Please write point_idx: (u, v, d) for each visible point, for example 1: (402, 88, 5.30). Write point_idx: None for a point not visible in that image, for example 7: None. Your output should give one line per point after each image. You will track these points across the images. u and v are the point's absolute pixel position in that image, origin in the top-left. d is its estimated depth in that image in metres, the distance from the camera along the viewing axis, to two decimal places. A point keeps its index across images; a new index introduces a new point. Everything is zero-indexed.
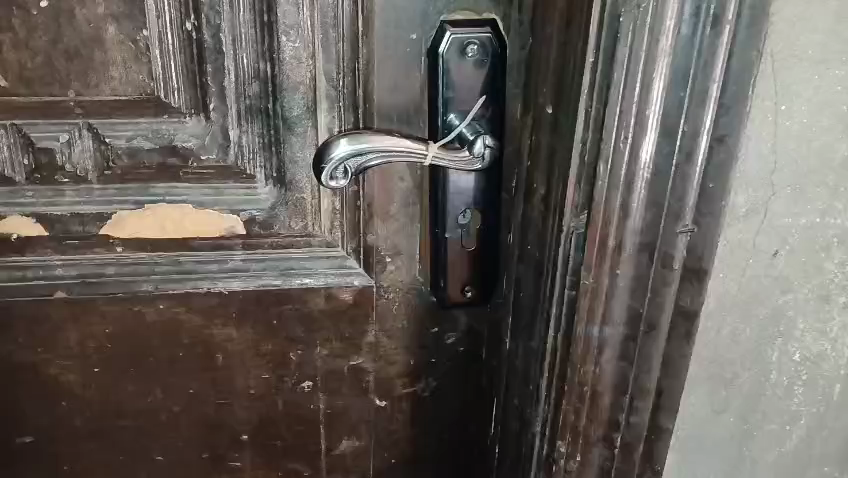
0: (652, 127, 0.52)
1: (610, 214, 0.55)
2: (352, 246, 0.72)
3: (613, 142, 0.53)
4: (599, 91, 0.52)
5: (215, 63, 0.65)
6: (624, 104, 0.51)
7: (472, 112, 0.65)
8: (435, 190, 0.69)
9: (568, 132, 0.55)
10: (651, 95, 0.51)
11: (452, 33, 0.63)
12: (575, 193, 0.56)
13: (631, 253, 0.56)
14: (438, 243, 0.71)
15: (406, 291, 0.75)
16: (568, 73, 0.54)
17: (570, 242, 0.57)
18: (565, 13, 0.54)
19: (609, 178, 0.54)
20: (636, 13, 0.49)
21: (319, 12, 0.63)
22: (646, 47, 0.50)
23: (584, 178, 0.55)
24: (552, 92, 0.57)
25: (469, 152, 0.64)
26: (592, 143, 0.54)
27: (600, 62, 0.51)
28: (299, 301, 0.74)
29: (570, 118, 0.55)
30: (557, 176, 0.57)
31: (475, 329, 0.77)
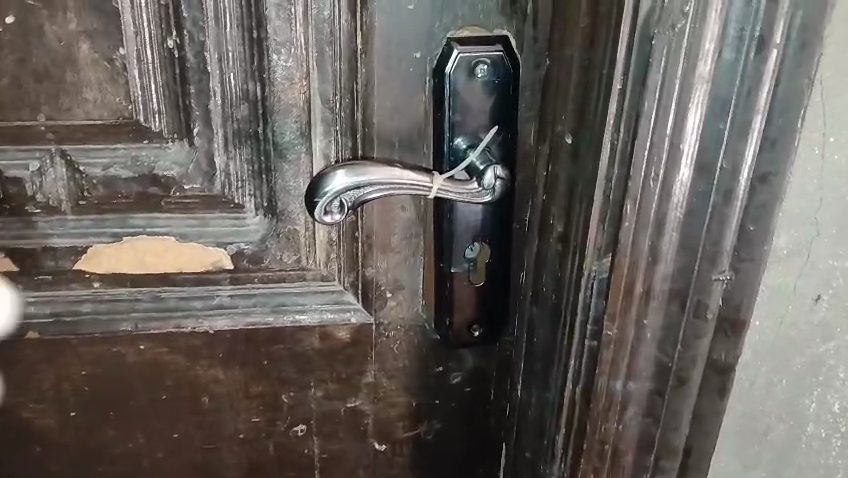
0: (688, 161, 0.46)
1: (638, 257, 0.49)
2: (349, 279, 0.66)
3: (642, 179, 0.47)
4: (628, 122, 0.46)
5: (199, 84, 0.59)
6: (655, 136, 0.46)
7: (485, 140, 0.59)
8: (439, 220, 0.63)
9: (588, 165, 0.49)
10: (686, 127, 0.45)
11: (459, 52, 0.57)
12: (597, 234, 0.50)
13: (660, 300, 0.50)
14: (443, 279, 0.65)
15: (408, 329, 0.69)
16: (589, 100, 0.48)
17: (591, 288, 0.51)
18: (585, 32, 0.48)
19: (637, 219, 0.48)
20: (670, 36, 0.43)
21: (315, 29, 0.57)
22: (682, 75, 0.44)
23: (610, 218, 0.49)
24: (572, 121, 0.51)
25: (478, 184, 0.58)
26: (619, 179, 0.47)
27: (629, 90, 0.45)
28: (292, 340, 0.68)
29: (592, 150, 0.49)
30: (577, 213, 0.51)
31: (483, 368, 0.71)
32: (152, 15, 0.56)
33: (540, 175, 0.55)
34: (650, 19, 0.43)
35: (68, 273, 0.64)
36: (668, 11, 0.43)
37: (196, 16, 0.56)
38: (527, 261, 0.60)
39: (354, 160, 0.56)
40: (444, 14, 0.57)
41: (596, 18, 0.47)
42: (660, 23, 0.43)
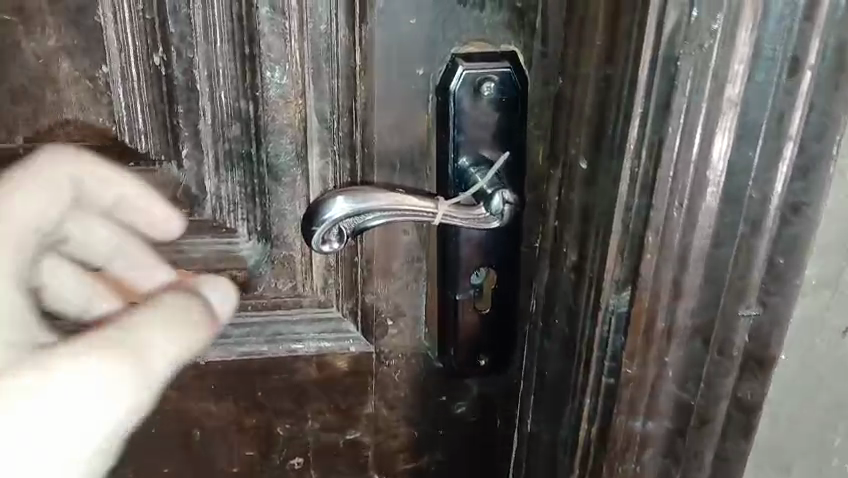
0: (716, 188, 0.42)
1: (660, 290, 0.45)
2: (348, 306, 0.63)
3: (664, 209, 0.43)
4: (650, 148, 0.42)
5: (188, 103, 0.55)
6: (678, 164, 0.42)
7: (499, 164, 0.55)
8: (444, 246, 0.60)
9: (605, 192, 0.46)
10: (713, 154, 0.42)
11: (464, 69, 0.53)
12: (615, 266, 0.46)
13: (683, 336, 0.47)
14: (447, 307, 0.61)
15: (410, 358, 0.65)
16: (606, 123, 0.45)
17: (608, 324, 0.48)
18: (600, 50, 0.44)
19: (659, 252, 0.44)
20: (697, 56, 0.39)
21: (311, 44, 0.54)
22: (709, 98, 0.40)
23: (629, 250, 0.45)
24: (587, 145, 0.47)
25: (485, 208, 0.54)
26: (639, 209, 0.44)
27: (654, 114, 0.42)
28: (288, 370, 0.65)
29: (608, 176, 0.45)
30: (592, 243, 0.48)
31: (489, 398, 0.67)
32: (136, 30, 0.53)
33: (551, 201, 0.52)
34: (675, 38, 0.39)
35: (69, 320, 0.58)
36: (695, 28, 0.39)
37: (184, 31, 0.53)
38: (537, 290, 0.56)
39: (355, 185, 0.54)
40: (448, 27, 0.53)
41: (613, 36, 0.43)
42: (687, 41, 0.39)
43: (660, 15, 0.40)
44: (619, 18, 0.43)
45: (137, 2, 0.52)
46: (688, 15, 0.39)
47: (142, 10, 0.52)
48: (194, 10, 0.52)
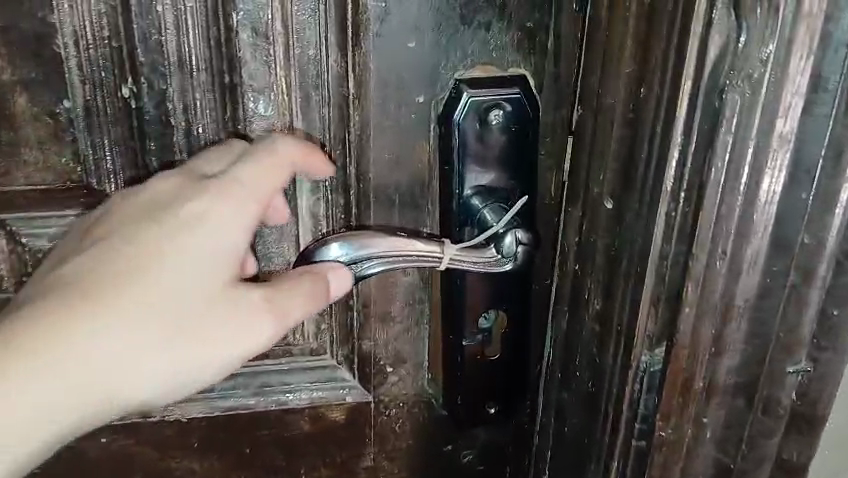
0: (761, 235, 0.37)
1: (699, 347, 0.40)
2: (343, 352, 0.58)
3: (706, 259, 0.38)
4: (690, 190, 0.37)
5: (161, 141, 0.50)
6: (722, 209, 0.37)
7: (518, 205, 0.50)
8: (448, 287, 0.54)
9: (635, 237, 0.41)
10: (761, 198, 0.36)
11: (469, 95, 0.48)
12: (648, 321, 0.41)
13: (724, 396, 0.42)
14: (453, 353, 0.56)
15: (411, 406, 0.60)
16: (635, 161, 0.40)
17: (640, 383, 0.43)
18: (630, 78, 0.39)
19: (698, 306, 0.39)
20: (745, 87, 0.34)
21: (298, 72, 0.48)
22: (757, 135, 0.35)
23: (665, 302, 0.40)
24: (614, 182, 0.42)
25: (496, 251, 0.49)
26: (677, 258, 0.39)
27: (695, 152, 0.36)
28: (278, 425, 0.60)
29: (638, 220, 0.40)
30: (619, 292, 0.43)
31: (497, 446, 0.62)
32: (102, 60, 0.47)
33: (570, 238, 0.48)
34: (719, 68, 0.34)
35: None
36: (743, 57, 0.34)
37: (154, 60, 0.47)
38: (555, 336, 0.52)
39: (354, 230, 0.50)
40: (450, 51, 0.47)
41: (645, 63, 0.38)
42: (733, 71, 0.34)
43: (701, 41, 0.34)
44: (652, 44, 0.38)
45: (102, 28, 0.46)
46: (734, 42, 0.34)
47: (108, 37, 0.47)
48: (167, 36, 0.47)
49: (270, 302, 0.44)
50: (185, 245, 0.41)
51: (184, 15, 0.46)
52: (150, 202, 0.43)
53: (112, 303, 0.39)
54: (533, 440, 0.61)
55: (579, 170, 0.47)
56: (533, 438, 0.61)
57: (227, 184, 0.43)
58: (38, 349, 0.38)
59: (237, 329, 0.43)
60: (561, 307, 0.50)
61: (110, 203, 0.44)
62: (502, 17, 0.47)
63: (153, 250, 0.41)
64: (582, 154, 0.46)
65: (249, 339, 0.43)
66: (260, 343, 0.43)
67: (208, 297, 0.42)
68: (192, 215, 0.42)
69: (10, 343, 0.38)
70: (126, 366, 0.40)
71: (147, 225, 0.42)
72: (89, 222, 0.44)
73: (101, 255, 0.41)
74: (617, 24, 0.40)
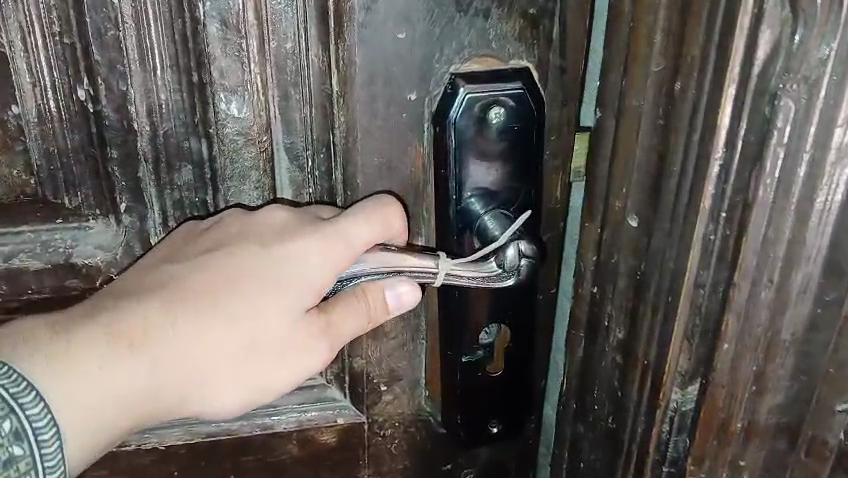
0: (812, 260, 0.32)
1: (738, 385, 0.36)
2: (334, 371, 0.54)
3: (748, 289, 0.33)
4: (731, 211, 0.33)
5: (123, 148, 0.44)
6: (771, 231, 0.32)
7: (522, 218, 0.45)
8: (447, 299, 0.50)
9: (669, 260, 0.37)
10: (814, 218, 0.31)
11: (466, 91, 0.43)
12: (680, 354, 0.38)
13: (766, 436, 0.36)
14: (453, 370, 0.52)
15: (407, 426, 0.55)
16: (665, 173, 0.37)
17: (669, 425, 0.40)
18: (660, 78, 0.36)
19: (739, 340, 0.35)
20: (801, 91, 0.29)
21: (275, 67, 0.44)
22: (814, 146, 0.30)
23: (699, 336, 0.36)
24: (639, 195, 0.39)
25: (496, 261, 0.45)
26: (716, 285, 0.35)
27: (737, 164, 0.32)
28: (263, 450, 0.55)
29: (668, 242, 0.37)
30: (644, 320, 0.40)
31: (501, 463, 0.58)
32: (53, 59, 0.42)
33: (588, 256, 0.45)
34: (770, 68, 0.30)
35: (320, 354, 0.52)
36: (797, 56, 0.29)
37: (112, 58, 0.42)
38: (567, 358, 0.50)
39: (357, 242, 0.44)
40: (444, 43, 0.42)
41: (678, 62, 0.35)
42: (787, 72, 0.29)
43: (752, 37, 0.30)
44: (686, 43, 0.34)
45: (52, 23, 0.41)
46: (788, 40, 0.29)
47: (59, 33, 0.41)
48: (126, 31, 0.41)
49: (330, 318, 0.42)
50: (279, 274, 0.40)
51: (144, 7, 0.41)
52: (245, 218, 0.42)
53: (191, 317, 0.38)
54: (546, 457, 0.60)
55: (600, 182, 0.43)
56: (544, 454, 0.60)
57: (323, 227, 0.40)
58: (137, 340, 0.37)
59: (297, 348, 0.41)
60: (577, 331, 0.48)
61: (224, 216, 0.43)
62: (502, 4, 0.42)
63: (249, 269, 0.40)
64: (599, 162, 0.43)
65: (307, 361, 0.42)
66: (317, 365, 0.42)
67: (289, 316, 0.40)
68: (287, 250, 0.40)
69: (110, 334, 0.36)
70: (201, 369, 0.39)
71: (250, 244, 0.40)
72: (179, 235, 0.43)
73: (198, 265, 0.40)
74: (647, 19, 0.37)
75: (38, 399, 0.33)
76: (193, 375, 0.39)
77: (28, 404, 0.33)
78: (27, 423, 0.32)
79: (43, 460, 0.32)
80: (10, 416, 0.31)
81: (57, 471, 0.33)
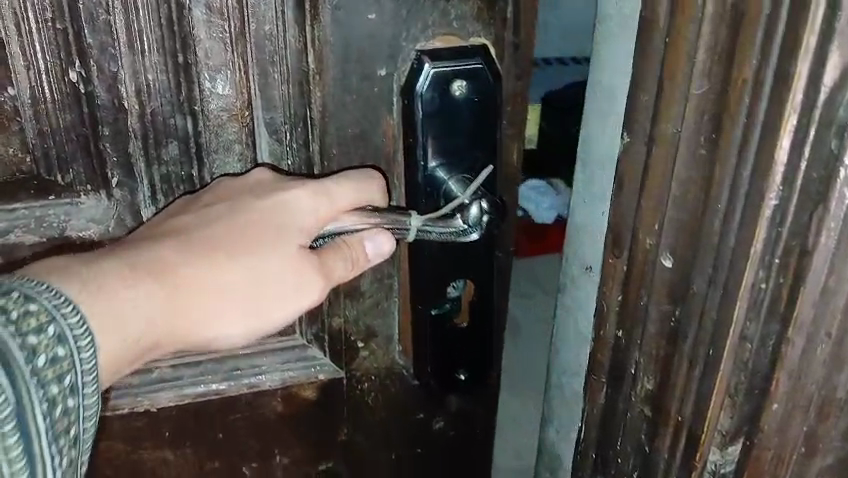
0: None
1: (788, 447, 0.41)
2: (313, 332, 0.58)
3: (803, 341, 0.37)
4: (786, 256, 0.36)
5: (115, 125, 0.47)
6: (831, 280, 0.35)
7: (482, 176, 0.49)
8: (415, 259, 0.54)
9: (712, 310, 0.41)
10: None
11: (431, 67, 0.47)
12: (722, 414, 0.42)
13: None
14: (422, 323, 0.57)
15: (383, 380, 0.60)
16: (708, 204, 0.39)
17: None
18: (700, 104, 0.38)
19: (790, 389, 0.39)
20: None
21: (255, 47, 0.47)
22: None
23: (744, 393, 0.41)
24: (673, 235, 0.42)
25: (462, 219, 0.48)
26: (764, 339, 0.39)
27: (797, 199, 0.35)
28: (250, 408, 0.59)
29: (711, 287, 0.40)
30: (680, 361, 0.44)
31: (468, 411, 0.63)
32: (47, 43, 0.45)
33: (613, 299, 0.49)
34: (838, 95, 0.32)
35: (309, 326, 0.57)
36: None
37: (104, 41, 0.45)
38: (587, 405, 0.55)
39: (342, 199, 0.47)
40: (409, 23, 0.47)
41: (727, 85, 0.37)
42: None
43: (816, 59, 0.32)
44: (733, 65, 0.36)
45: (44, 10, 0.44)
46: None
47: (51, 19, 0.44)
48: (115, 16, 0.44)
49: (324, 261, 0.45)
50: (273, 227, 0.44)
51: None
52: (234, 183, 0.46)
53: (197, 254, 0.41)
54: (561, 460, 0.69)
55: (625, 216, 0.47)
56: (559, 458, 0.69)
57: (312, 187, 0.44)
58: (149, 271, 0.39)
59: (295, 284, 0.44)
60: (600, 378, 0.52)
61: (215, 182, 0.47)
62: None
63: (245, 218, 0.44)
64: (626, 194, 0.46)
65: (300, 298, 0.44)
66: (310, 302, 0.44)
67: (286, 254, 0.43)
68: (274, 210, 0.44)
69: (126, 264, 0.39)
70: (208, 300, 0.41)
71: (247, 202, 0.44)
72: (176, 205, 0.46)
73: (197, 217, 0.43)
74: (687, 34, 0.39)
75: (72, 307, 0.34)
76: (199, 307, 0.41)
77: (66, 312, 0.33)
78: (67, 327, 0.33)
79: (82, 363, 0.33)
80: (54, 321, 0.32)
81: (93, 370, 0.34)
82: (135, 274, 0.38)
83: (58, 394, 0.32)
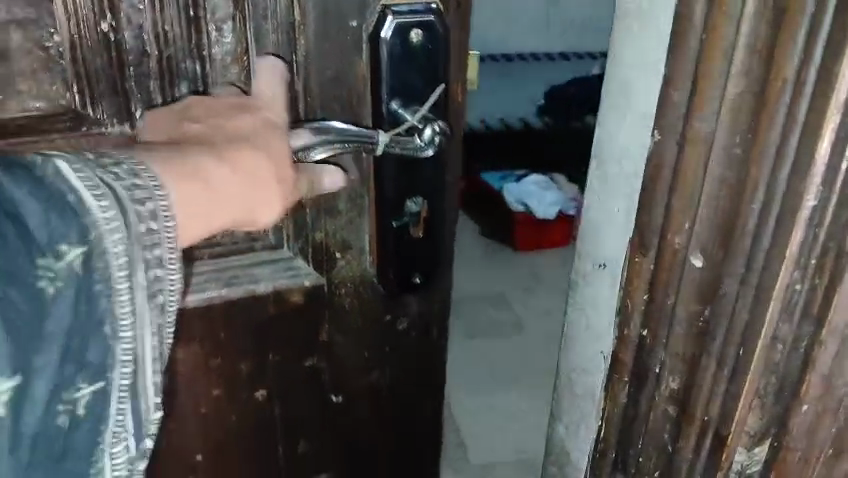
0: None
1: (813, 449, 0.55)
2: (298, 246, 0.69)
3: (835, 342, 0.50)
4: (819, 257, 0.48)
5: (140, 67, 0.58)
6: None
7: (432, 99, 0.62)
8: (381, 179, 0.66)
9: (742, 312, 0.54)
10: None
11: (393, 20, 0.59)
12: (753, 418, 0.57)
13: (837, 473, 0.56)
14: (386, 233, 0.69)
15: (357, 286, 0.73)
16: (742, 201, 0.52)
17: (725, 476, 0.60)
18: (735, 102, 0.50)
19: (820, 392, 0.52)
20: None
21: (251, 3, 0.59)
22: None
23: (772, 394, 0.55)
24: (702, 238, 0.56)
25: (419, 139, 0.63)
26: (796, 339, 0.52)
27: (835, 200, 0.46)
28: (246, 310, 0.70)
29: (741, 288, 0.53)
30: (708, 361, 0.58)
31: (426, 313, 0.77)
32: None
33: (637, 302, 0.64)
34: None
35: (295, 242, 0.69)
36: None
37: None
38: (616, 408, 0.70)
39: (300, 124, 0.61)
40: None
41: (766, 81, 0.48)
42: None
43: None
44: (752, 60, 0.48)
45: None
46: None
47: None
48: None
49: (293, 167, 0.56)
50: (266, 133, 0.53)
51: None
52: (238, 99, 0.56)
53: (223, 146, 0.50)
54: (571, 453, 0.87)
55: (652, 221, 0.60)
56: (571, 454, 0.87)
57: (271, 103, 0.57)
58: (181, 149, 0.48)
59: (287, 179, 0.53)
60: (621, 378, 0.68)
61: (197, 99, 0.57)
62: None
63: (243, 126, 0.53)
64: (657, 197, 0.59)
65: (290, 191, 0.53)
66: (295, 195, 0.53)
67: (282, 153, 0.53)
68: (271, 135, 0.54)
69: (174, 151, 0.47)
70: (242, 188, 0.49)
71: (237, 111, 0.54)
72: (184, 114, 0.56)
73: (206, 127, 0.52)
74: (723, 34, 0.50)
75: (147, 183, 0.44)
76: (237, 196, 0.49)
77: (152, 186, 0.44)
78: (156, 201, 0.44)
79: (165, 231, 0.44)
80: (152, 199, 0.44)
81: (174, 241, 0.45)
82: (187, 157, 0.47)
83: (148, 260, 0.44)
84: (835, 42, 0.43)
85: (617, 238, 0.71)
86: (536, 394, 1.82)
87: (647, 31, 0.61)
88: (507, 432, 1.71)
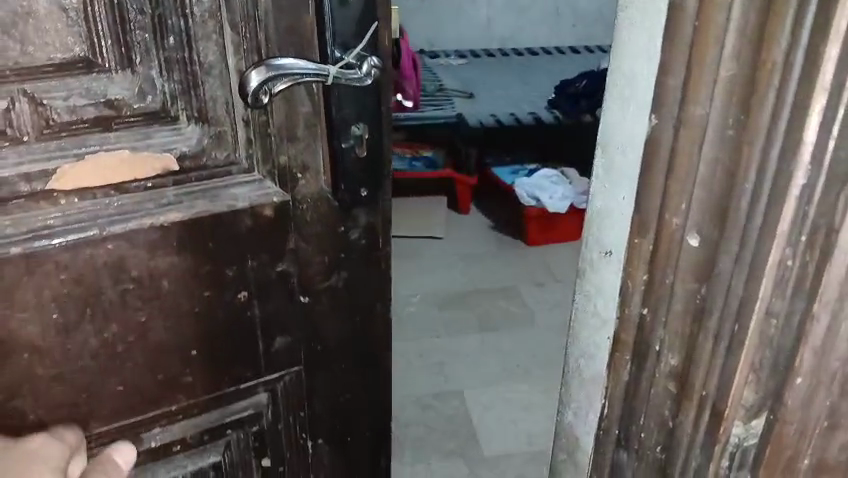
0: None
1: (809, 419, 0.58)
2: (267, 169, 0.86)
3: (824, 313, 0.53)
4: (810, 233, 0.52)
5: (139, 23, 0.75)
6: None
7: (365, 41, 0.82)
8: (329, 108, 0.85)
9: (737, 287, 0.58)
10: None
11: None
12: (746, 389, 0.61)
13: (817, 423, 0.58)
14: (338, 154, 0.88)
15: (316, 201, 0.91)
16: (735, 184, 0.56)
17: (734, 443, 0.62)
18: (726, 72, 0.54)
19: (812, 367, 0.55)
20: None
21: None
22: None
23: (765, 365, 0.59)
24: (699, 217, 0.60)
25: (360, 72, 0.83)
26: (789, 314, 0.55)
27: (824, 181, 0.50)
28: (228, 222, 0.87)
29: (734, 268, 0.58)
30: (705, 336, 0.62)
31: (374, 224, 0.96)
32: None
33: (637, 282, 0.68)
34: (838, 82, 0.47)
35: (263, 167, 0.86)
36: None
37: None
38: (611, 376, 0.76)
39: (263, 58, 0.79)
40: None
41: (755, 69, 0.52)
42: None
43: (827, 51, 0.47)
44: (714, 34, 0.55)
45: None
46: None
47: None
48: None
49: None
50: None
51: None
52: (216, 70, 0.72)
53: None
54: (579, 437, 0.91)
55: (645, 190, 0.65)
56: (579, 438, 0.92)
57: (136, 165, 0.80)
58: None
59: None
60: (624, 355, 0.74)
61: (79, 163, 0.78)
62: None
63: None
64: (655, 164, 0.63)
65: None
66: None
67: None
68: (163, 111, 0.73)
69: None
70: None
71: None
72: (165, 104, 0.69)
73: None
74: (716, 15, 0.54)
75: None
76: None
77: None
78: None
79: None
80: None
81: None
82: None
83: None
84: (819, 26, 0.47)
85: (618, 228, 0.74)
86: (533, 383, 2.18)
87: (636, 23, 0.66)
88: (519, 424, 2.03)
